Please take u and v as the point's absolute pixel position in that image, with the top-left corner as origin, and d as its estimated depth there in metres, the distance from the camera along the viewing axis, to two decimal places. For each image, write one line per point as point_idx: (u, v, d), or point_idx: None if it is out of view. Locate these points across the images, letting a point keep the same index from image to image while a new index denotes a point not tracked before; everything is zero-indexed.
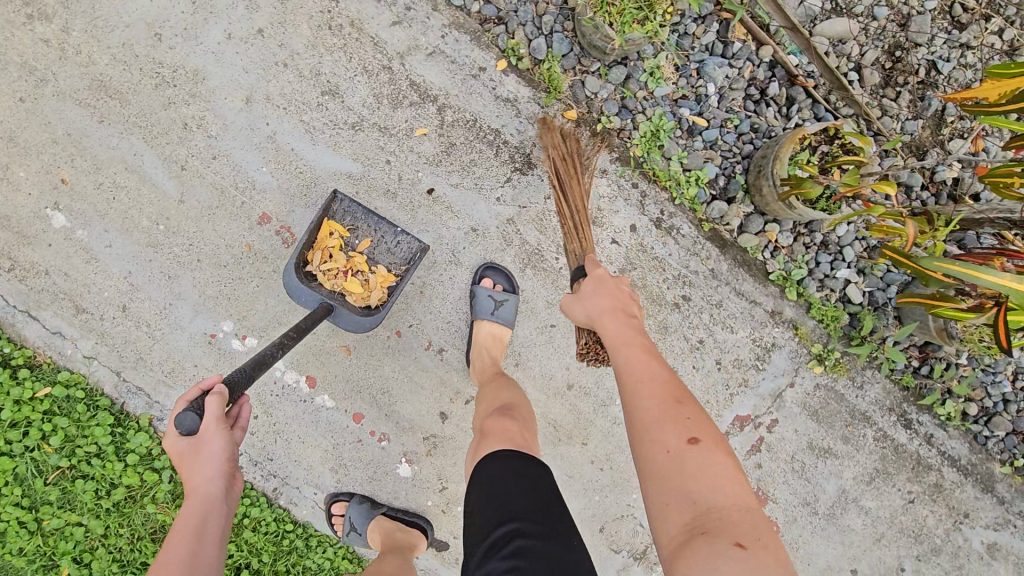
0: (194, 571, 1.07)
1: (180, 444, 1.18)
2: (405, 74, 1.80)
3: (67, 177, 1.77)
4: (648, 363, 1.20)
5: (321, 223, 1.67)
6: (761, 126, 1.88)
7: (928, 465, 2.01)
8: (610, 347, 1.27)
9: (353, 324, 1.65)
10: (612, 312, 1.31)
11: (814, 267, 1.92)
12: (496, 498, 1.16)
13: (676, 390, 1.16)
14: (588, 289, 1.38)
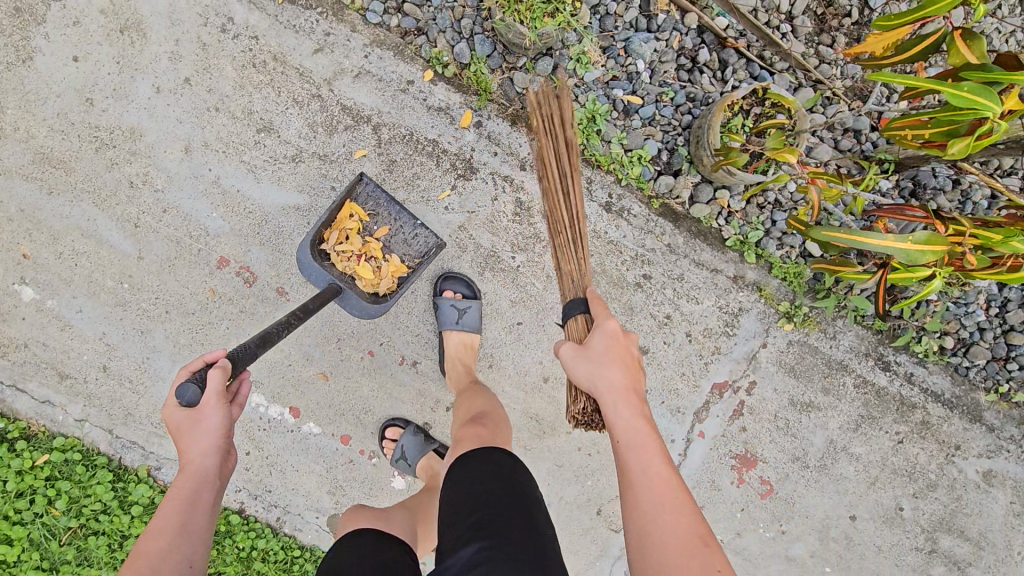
0: (185, 536, 1.11)
1: (178, 415, 1.21)
2: (335, 99, 1.82)
3: (28, 252, 1.82)
4: (668, 482, 1.07)
5: (343, 204, 1.70)
6: (697, 94, 1.87)
7: (912, 404, 2.02)
8: (624, 447, 1.12)
9: (358, 308, 1.71)
10: (625, 401, 1.16)
11: (770, 227, 1.91)
12: (469, 487, 1.13)
13: (700, 525, 1.03)
14: (601, 359, 1.21)
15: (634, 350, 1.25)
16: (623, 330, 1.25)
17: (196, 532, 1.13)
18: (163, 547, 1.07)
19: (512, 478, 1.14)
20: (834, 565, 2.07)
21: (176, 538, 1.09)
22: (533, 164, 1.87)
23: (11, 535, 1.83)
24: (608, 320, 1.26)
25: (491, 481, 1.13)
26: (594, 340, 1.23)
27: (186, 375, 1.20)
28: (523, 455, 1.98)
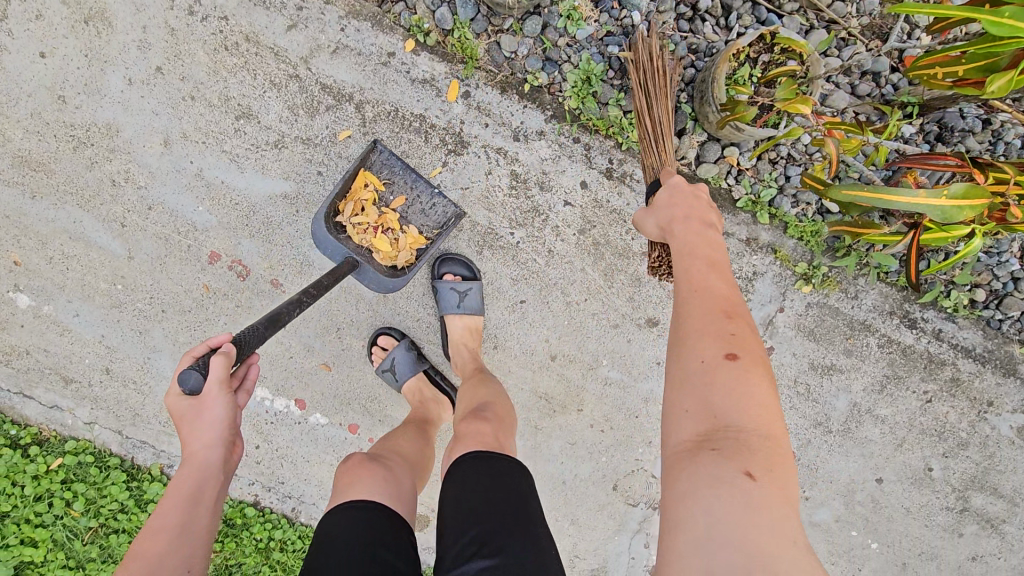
0: (186, 535, 1.08)
1: (181, 404, 1.17)
2: (314, 78, 1.72)
3: (19, 258, 1.79)
4: (713, 273, 1.08)
5: (356, 173, 1.68)
6: (699, 45, 1.73)
7: (941, 361, 1.92)
8: (676, 254, 1.16)
9: (377, 284, 1.68)
10: (684, 221, 1.19)
11: (784, 183, 1.80)
12: (467, 495, 1.09)
13: (732, 304, 1.02)
14: (664, 200, 1.27)
15: (701, 193, 1.27)
16: (689, 182, 1.31)
17: (197, 533, 1.10)
18: (159, 551, 1.04)
19: (512, 491, 1.10)
20: (861, 529, 2.02)
21: (175, 541, 1.06)
22: (527, 133, 1.76)
23: (34, 537, 1.85)
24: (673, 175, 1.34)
25: (489, 493, 1.09)
26: (662, 190, 1.30)
27: (190, 361, 1.15)
28: (535, 434, 1.93)
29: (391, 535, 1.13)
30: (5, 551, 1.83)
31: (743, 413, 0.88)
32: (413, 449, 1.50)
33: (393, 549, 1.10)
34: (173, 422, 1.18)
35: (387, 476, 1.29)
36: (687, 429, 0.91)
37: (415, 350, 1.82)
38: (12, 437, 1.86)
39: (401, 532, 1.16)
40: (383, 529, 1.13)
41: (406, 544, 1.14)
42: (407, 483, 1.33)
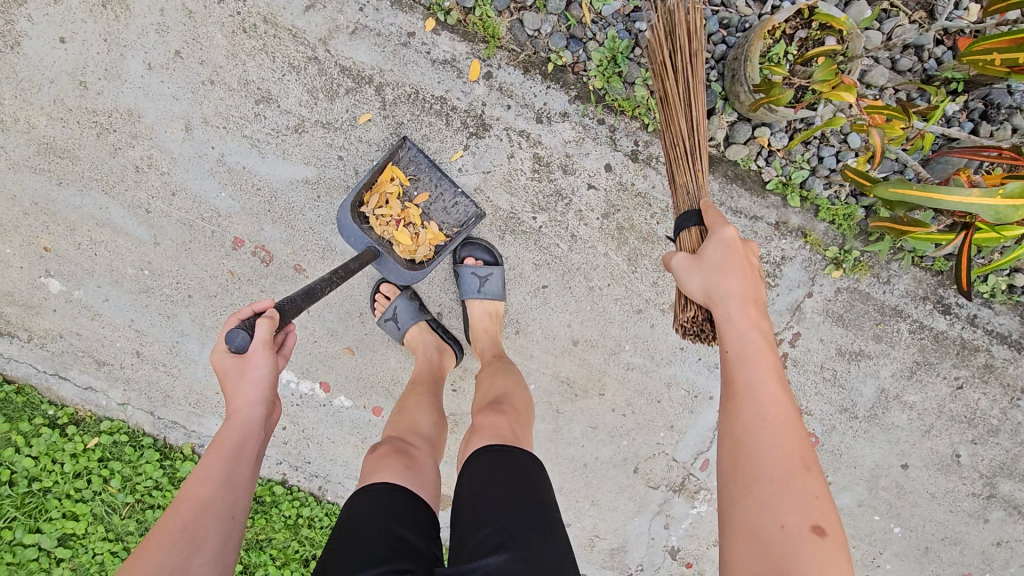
0: (229, 489, 1.09)
1: (228, 361, 1.23)
2: (333, 59, 1.69)
3: (49, 244, 1.82)
4: (779, 396, 1.00)
5: (384, 168, 1.66)
6: (732, 20, 1.66)
7: (975, 347, 1.87)
8: (734, 353, 1.07)
9: (394, 275, 1.67)
10: (741, 310, 1.11)
11: (817, 164, 1.74)
12: (487, 485, 1.11)
13: (805, 451, 0.95)
14: (714, 268, 1.16)
15: (751, 258, 1.19)
16: (740, 238, 1.19)
17: (238, 485, 1.11)
18: (205, 498, 1.05)
19: (530, 486, 1.10)
20: (884, 514, 2.00)
21: (219, 491, 1.07)
22: (550, 115, 1.72)
23: (75, 511, 1.92)
24: (726, 227, 1.20)
25: (505, 487, 1.09)
26: (707, 248, 1.19)
27: (235, 321, 1.20)
28: (557, 418, 1.94)
29: (408, 514, 1.14)
30: (48, 524, 1.91)
31: None
32: (429, 425, 1.50)
33: (409, 526, 1.12)
34: (218, 379, 1.23)
35: (410, 462, 1.30)
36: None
37: (418, 300, 1.81)
38: (50, 417, 1.93)
39: (421, 509, 1.17)
40: (411, 505, 1.17)
41: (422, 520, 1.16)
42: (428, 468, 1.34)
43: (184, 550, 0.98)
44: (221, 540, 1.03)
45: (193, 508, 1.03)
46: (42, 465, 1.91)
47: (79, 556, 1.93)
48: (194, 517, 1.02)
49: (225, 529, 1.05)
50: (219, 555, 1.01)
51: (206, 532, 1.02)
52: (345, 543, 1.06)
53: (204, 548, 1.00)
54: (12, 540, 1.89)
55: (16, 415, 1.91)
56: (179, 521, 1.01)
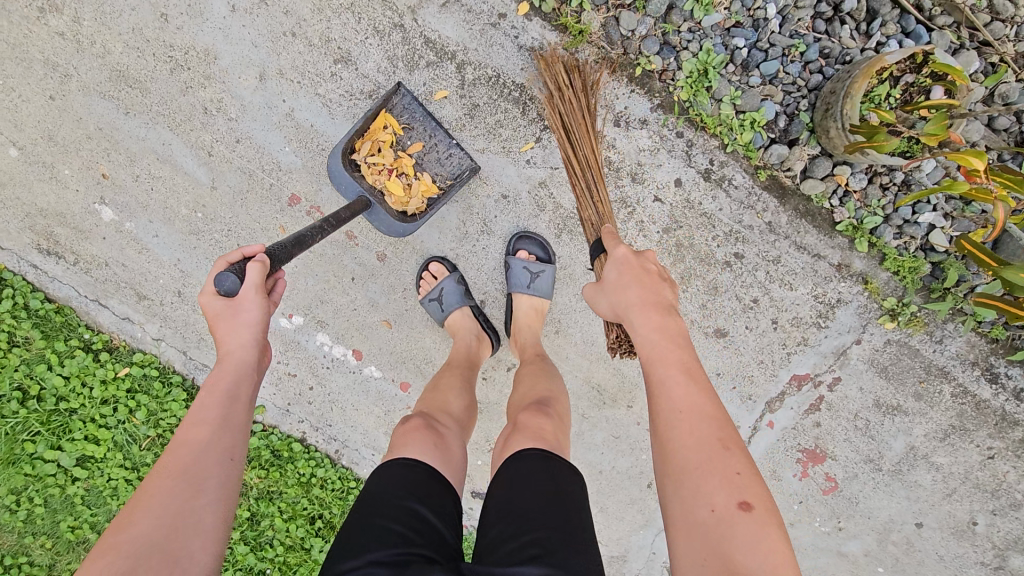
0: (226, 431, 1.08)
1: (217, 305, 1.20)
2: (419, 30, 1.65)
3: (107, 172, 1.81)
4: (690, 387, 1.07)
5: (377, 114, 1.62)
6: (832, 50, 1.61)
7: (1014, 421, 1.83)
8: (646, 358, 1.15)
9: (385, 226, 1.64)
10: (646, 318, 1.18)
11: (891, 212, 1.69)
12: (520, 493, 1.09)
13: (721, 429, 1.00)
14: (615, 284, 1.28)
15: (649, 266, 1.29)
16: (635, 254, 1.30)
17: (235, 430, 1.10)
18: (202, 441, 1.04)
19: (565, 499, 1.08)
20: (889, 567, 1.98)
21: (215, 434, 1.06)
22: (629, 120, 1.68)
23: (97, 435, 1.95)
24: (619, 248, 1.32)
25: (546, 499, 1.07)
26: (609, 271, 1.30)
27: (224, 265, 1.18)
28: (581, 422, 1.93)
29: (434, 496, 1.12)
30: (69, 444, 1.94)
31: (768, 564, 0.83)
32: (460, 407, 1.45)
33: (433, 508, 1.09)
34: (208, 324, 1.21)
35: (438, 440, 1.27)
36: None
37: (464, 284, 1.79)
38: (86, 341, 1.95)
39: (448, 494, 1.15)
40: (435, 484, 1.14)
41: (445, 503, 1.13)
42: (455, 449, 1.30)
43: (186, 490, 0.97)
44: (222, 481, 1.02)
45: (192, 451, 1.02)
46: (71, 386, 1.94)
47: (94, 478, 1.97)
48: (193, 458, 1.01)
49: (225, 473, 1.03)
50: (221, 495, 1.00)
51: (206, 475, 1.00)
52: (366, 515, 1.04)
53: (205, 489, 0.99)
54: (33, 453, 1.94)
55: (52, 334, 1.93)
56: (177, 463, 1.00)
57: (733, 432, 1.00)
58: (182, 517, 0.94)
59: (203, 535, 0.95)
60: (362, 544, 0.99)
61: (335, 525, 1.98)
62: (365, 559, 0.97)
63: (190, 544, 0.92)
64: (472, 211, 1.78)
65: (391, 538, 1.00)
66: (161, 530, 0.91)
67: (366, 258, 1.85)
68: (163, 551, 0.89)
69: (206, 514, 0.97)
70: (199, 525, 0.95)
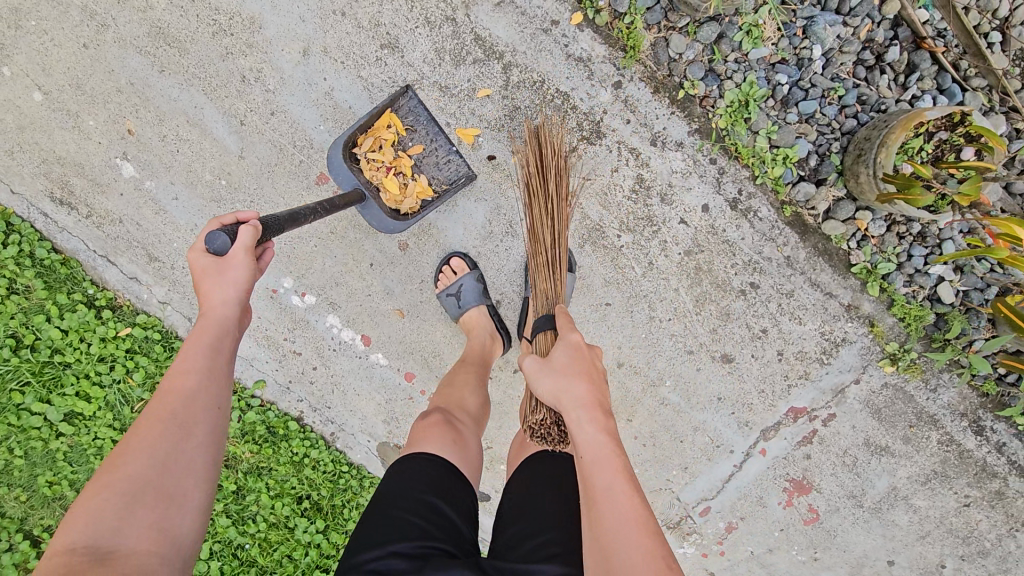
0: (214, 382, 0.99)
1: (203, 260, 1.07)
2: (470, 26, 1.66)
3: (133, 128, 1.78)
4: (634, 499, 0.94)
5: (382, 112, 1.65)
6: (870, 97, 1.65)
7: (993, 472, 1.90)
8: (586, 462, 1.00)
9: (376, 219, 1.65)
10: (590, 416, 1.03)
11: (904, 261, 1.75)
12: (535, 497, 1.12)
13: (665, 551, 0.89)
14: (565, 370, 1.11)
15: (598, 362, 1.16)
16: (587, 343, 1.18)
17: (227, 375, 1.03)
18: (191, 386, 0.96)
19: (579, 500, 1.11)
20: None
21: (206, 379, 0.98)
22: (666, 141, 1.70)
23: (90, 392, 1.91)
24: (572, 333, 1.19)
25: (561, 502, 1.10)
26: (557, 351, 1.15)
27: (216, 225, 1.08)
28: None
29: (452, 490, 1.13)
30: (60, 398, 1.90)
31: None
32: (475, 404, 1.46)
33: (451, 503, 1.10)
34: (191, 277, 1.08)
35: (456, 436, 1.28)
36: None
37: (483, 283, 1.79)
38: (88, 296, 1.90)
39: (466, 490, 1.16)
40: (454, 480, 1.15)
41: (463, 497, 1.14)
42: (473, 445, 1.31)
43: (178, 433, 0.92)
44: (214, 425, 0.97)
45: (181, 395, 0.95)
46: (69, 340, 1.89)
47: (80, 436, 1.92)
48: (183, 402, 0.94)
49: (216, 417, 0.98)
50: (212, 440, 0.96)
51: (197, 420, 0.95)
52: (385, 508, 1.05)
53: (197, 433, 0.94)
54: (20, 403, 1.89)
55: (55, 286, 1.88)
56: (163, 408, 0.93)
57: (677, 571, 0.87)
58: (172, 463, 0.90)
59: (196, 478, 0.92)
60: (383, 535, 1.00)
61: (322, 507, 1.97)
62: (386, 550, 0.98)
63: (185, 486, 0.90)
64: (500, 211, 1.78)
65: (412, 530, 1.01)
66: (153, 473, 0.88)
67: (387, 246, 1.85)
68: (157, 493, 0.87)
69: (198, 457, 0.93)
70: (193, 469, 0.92)
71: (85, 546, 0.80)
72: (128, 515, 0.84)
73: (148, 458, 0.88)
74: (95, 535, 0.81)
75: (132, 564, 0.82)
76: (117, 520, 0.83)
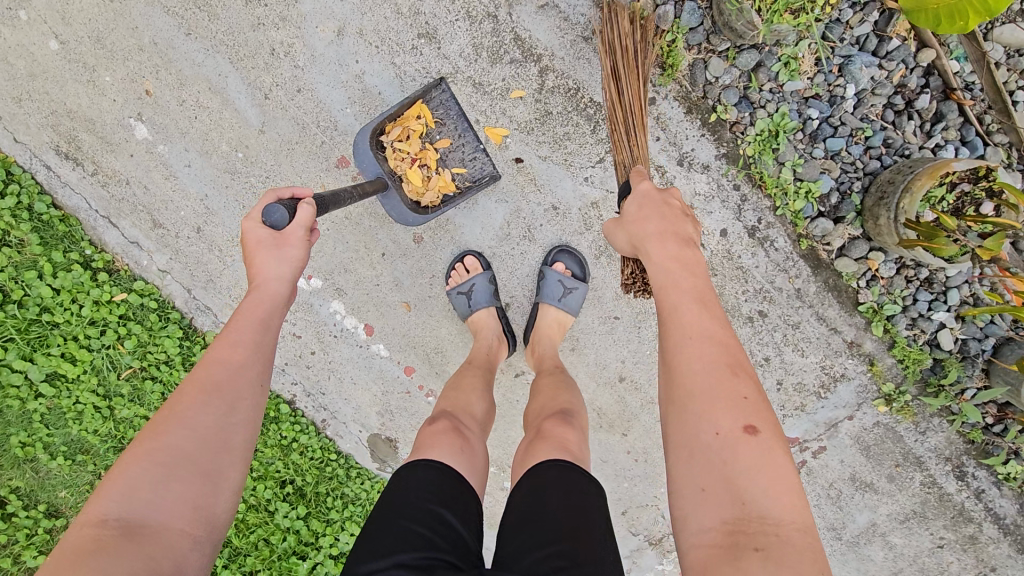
0: (259, 358, 1.01)
1: (260, 233, 1.10)
2: (511, 25, 1.64)
3: (151, 89, 1.74)
4: (704, 318, 1.01)
5: (413, 102, 1.62)
6: (895, 141, 1.67)
7: (969, 517, 1.92)
8: (656, 283, 1.11)
9: (396, 212, 1.64)
10: (658, 243, 1.13)
11: (909, 304, 1.76)
12: (540, 507, 1.04)
13: (732, 356, 0.96)
14: (632, 211, 1.21)
15: (670, 199, 1.22)
16: (656, 188, 1.24)
17: (271, 355, 1.04)
18: (237, 361, 0.97)
19: (586, 509, 1.03)
20: None
21: (251, 356, 0.99)
22: (692, 162, 1.71)
23: (75, 355, 1.83)
24: (640, 183, 1.25)
25: (567, 511, 1.02)
26: (628, 203, 1.23)
27: (273, 199, 1.11)
28: None
29: (459, 500, 1.10)
30: (44, 358, 1.82)
31: (771, 489, 0.83)
32: (482, 409, 1.45)
33: (458, 514, 1.08)
34: (246, 249, 1.11)
35: (464, 443, 1.27)
36: (711, 516, 0.84)
37: (494, 285, 1.78)
38: (85, 257, 1.83)
39: (472, 500, 1.14)
40: (461, 488, 1.13)
41: (470, 508, 1.12)
42: (479, 452, 1.30)
43: (220, 408, 0.92)
44: (255, 403, 0.97)
45: (227, 369, 0.96)
46: (59, 300, 1.81)
47: (60, 399, 1.85)
48: (228, 376, 0.95)
49: (259, 394, 0.98)
50: (252, 418, 0.96)
51: (239, 396, 0.95)
52: (389, 517, 1.03)
53: (239, 410, 0.94)
54: (2, 360, 1.82)
55: (51, 242, 1.81)
56: (210, 379, 0.94)
57: (744, 361, 0.96)
58: (214, 435, 0.90)
59: (234, 455, 0.92)
60: (388, 545, 0.98)
61: (305, 493, 1.94)
62: (390, 560, 0.95)
63: (221, 463, 0.89)
64: (519, 214, 1.76)
65: (416, 540, 0.99)
66: (193, 446, 0.88)
67: (401, 237, 1.82)
68: (194, 467, 0.87)
69: (237, 435, 0.93)
70: (231, 446, 0.92)
71: (117, 517, 0.80)
72: (165, 487, 0.83)
73: (189, 431, 0.88)
74: (127, 506, 0.81)
75: (164, 539, 0.81)
76: (153, 492, 0.83)
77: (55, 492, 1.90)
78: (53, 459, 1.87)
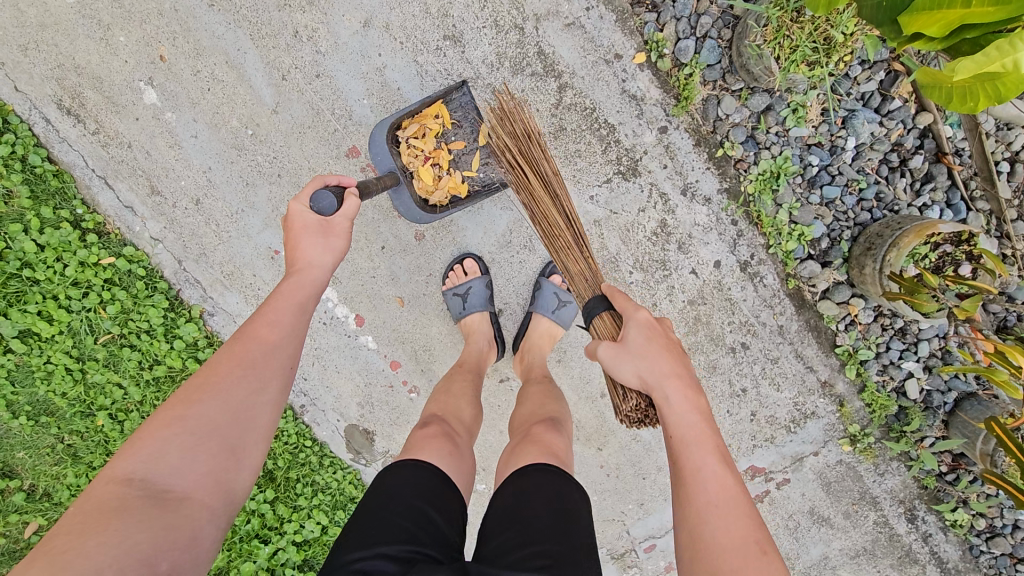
0: (293, 339, 1.07)
1: (306, 216, 1.16)
2: (536, 39, 1.69)
3: (166, 55, 1.72)
4: (726, 485, 0.96)
5: (432, 102, 1.65)
6: (886, 196, 1.75)
7: (915, 559, 2.01)
8: (674, 437, 1.02)
9: (406, 208, 1.72)
10: (677, 388, 1.06)
11: (882, 351, 1.84)
12: (524, 510, 1.06)
13: (758, 531, 0.91)
14: (642, 351, 1.11)
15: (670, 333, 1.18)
16: (657, 320, 1.18)
17: (303, 338, 1.10)
18: (272, 341, 1.03)
19: (571, 514, 1.06)
20: None
21: (285, 339, 1.05)
22: (695, 193, 1.77)
23: (53, 315, 1.78)
24: (641, 310, 1.18)
25: (551, 513, 1.05)
26: (630, 332, 1.15)
27: (321, 184, 1.19)
28: None
29: (444, 500, 1.12)
30: (18, 314, 1.76)
31: None
32: (470, 415, 1.46)
33: (442, 513, 1.09)
34: (291, 228, 1.17)
35: (452, 447, 1.28)
36: None
37: (490, 290, 1.80)
38: (75, 215, 1.78)
39: (456, 500, 1.15)
40: (445, 486, 1.14)
41: (454, 510, 1.13)
42: (467, 456, 1.32)
43: (252, 385, 0.98)
44: (284, 386, 1.02)
45: (261, 347, 1.01)
46: (43, 257, 1.76)
47: (30, 357, 1.79)
48: (263, 355, 1.01)
49: (289, 377, 1.04)
50: (279, 399, 1.01)
51: (270, 376, 1.00)
52: (374, 512, 1.04)
53: (269, 390, 0.99)
54: None
55: (42, 197, 1.76)
56: (247, 355, 0.99)
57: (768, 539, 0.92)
58: (243, 411, 0.96)
59: (258, 432, 0.97)
60: (373, 537, 0.99)
61: (275, 477, 1.92)
62: (374, 551, 0.96)
63: (245, 439, 0.95)
64: (522, 224, 1.80)
65: (400, 533, 1.00)
66: (222, 419, 0.93)
67: (403, 233, 1.83)
68: (221, 440, 0.92)
69: (263, 414, 0.98)
70: (254, 423, 0.97)
71: (141, 480, 0.85)
72: (190, 455, 0.89)
73: (220, 404, 0.94)
74: (151, 470, 0.86)
75: (184, 505, 0.86)
76: (178, 459, 0.88)
77: (13, 452, 1.83)
78: (15, 418, 1.81)
